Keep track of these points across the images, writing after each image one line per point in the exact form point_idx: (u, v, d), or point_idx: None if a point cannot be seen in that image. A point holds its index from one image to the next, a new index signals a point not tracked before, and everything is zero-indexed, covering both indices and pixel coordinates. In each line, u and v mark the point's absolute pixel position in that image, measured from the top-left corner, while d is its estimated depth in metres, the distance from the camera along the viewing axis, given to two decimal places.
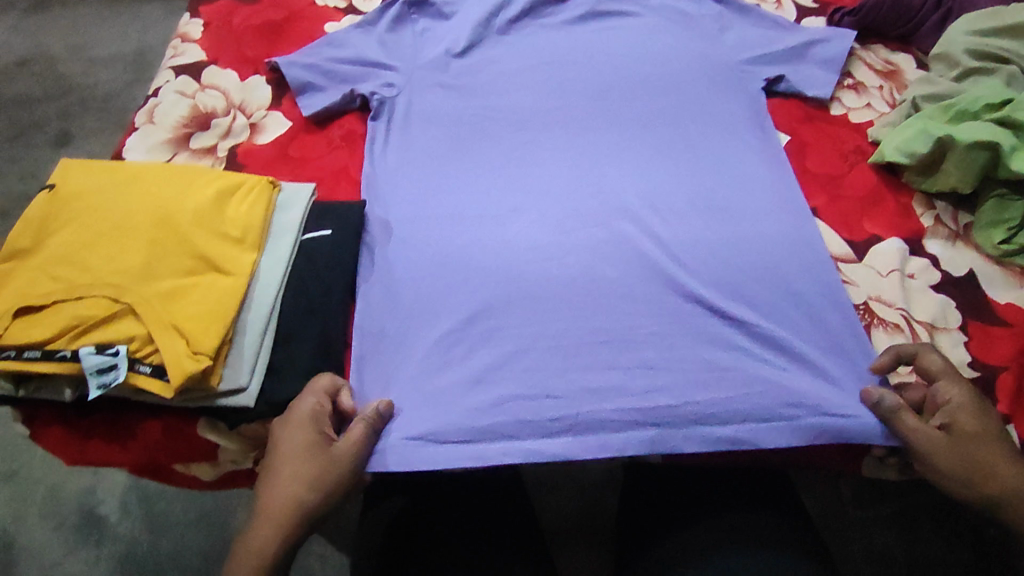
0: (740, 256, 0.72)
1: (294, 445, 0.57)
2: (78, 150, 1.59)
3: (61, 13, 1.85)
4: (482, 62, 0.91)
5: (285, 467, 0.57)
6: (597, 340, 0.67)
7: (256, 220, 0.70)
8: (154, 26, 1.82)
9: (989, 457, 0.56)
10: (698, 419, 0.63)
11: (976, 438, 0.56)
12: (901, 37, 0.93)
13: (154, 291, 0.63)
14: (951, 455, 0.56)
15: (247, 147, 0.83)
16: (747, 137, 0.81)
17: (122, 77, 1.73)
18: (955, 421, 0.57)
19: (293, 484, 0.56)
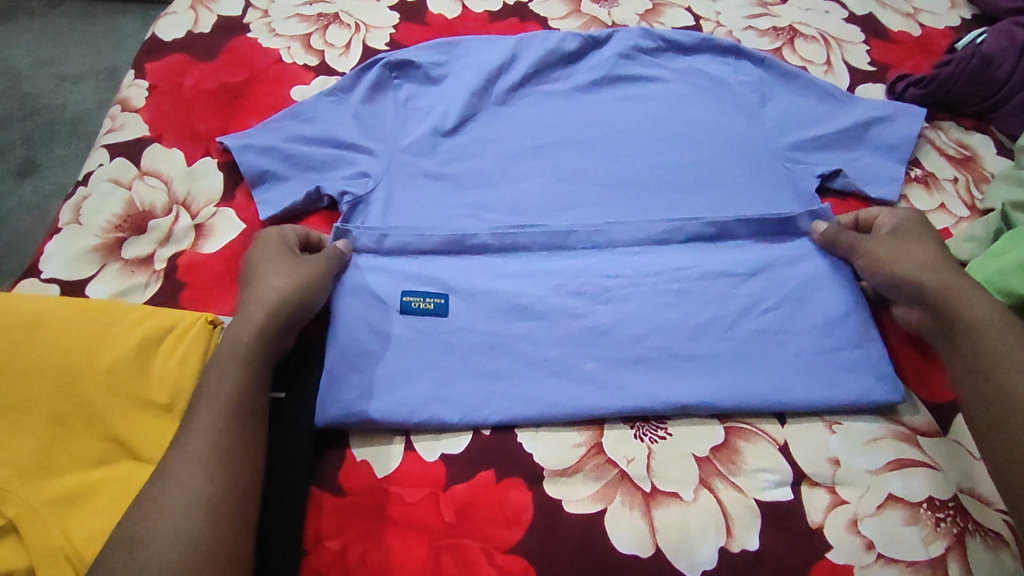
0: (794, 446, 0.58)
1: (256, 285, 0.59)
2: (45, 184, 1.17)
3: (25, 18, 1.36)
4: (478, 141, 0.75)
5: (247, 318, 0.57)
6: (614, 559, 0.53)
7: (190, 380, 0.56)
8: (131, 36, 1.36)
9: (918, 244, 0.62)
10: (651, 262, 0.67)
11: (932, 245, 0.62)
12: (978, 114, 0.78)
13: (46, 496, 0.49)
14: (899, 251, 0.62)
15: (190, 259, 0.69)
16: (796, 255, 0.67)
17: (95, 97, 1.28)
18: (908, 229, 0.64)
19: (250, 330, 0.56)
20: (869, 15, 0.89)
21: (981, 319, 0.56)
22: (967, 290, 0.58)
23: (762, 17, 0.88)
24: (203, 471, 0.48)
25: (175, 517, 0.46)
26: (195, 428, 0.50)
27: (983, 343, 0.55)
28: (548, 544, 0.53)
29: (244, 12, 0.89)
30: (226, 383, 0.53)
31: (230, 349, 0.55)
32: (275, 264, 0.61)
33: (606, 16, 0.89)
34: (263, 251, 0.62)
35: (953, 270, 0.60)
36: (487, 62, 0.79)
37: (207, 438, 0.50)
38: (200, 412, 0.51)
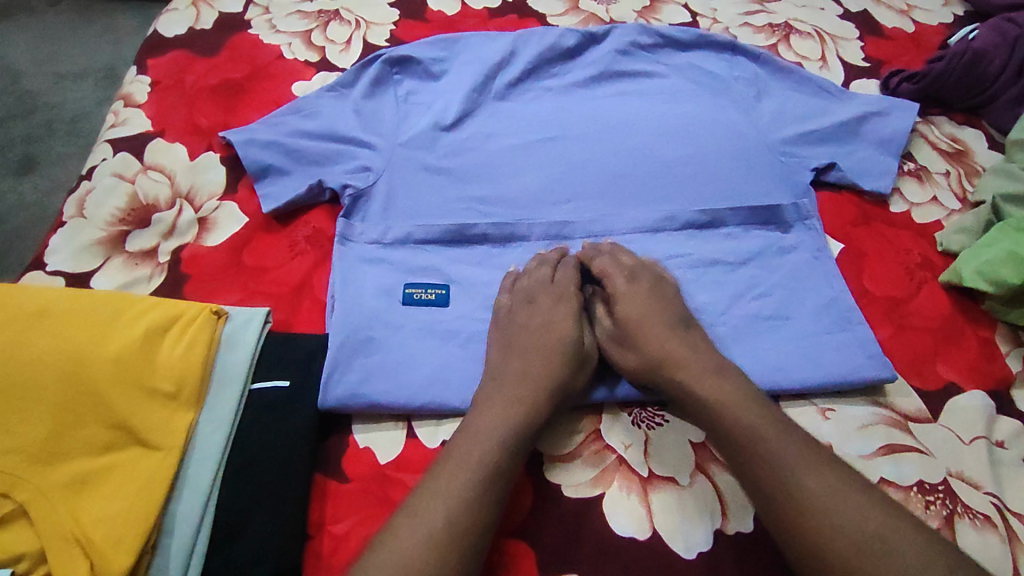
0: None
1: (514, 363, 0.59)
2: (45, 181, 1.18)
3: (25, 15, 1.37)
4: (478, 136, 0.76)
5: (503, 393, 0.57)
6: (613, 543, 0.54)
7: (194, 369, 0.57)
8: (129, 35, 1.37)
9: (643, 333, 0.60)
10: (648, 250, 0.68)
11: (653, 307, 0.61)
12: (970, 108, 0.80)
13: (56, 482, 0.51)
14: (625, 347, 0.61)
15: (194, 250, 0.70)
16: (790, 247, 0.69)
17: (94, 95, 1.29)
18: (627, 305, 0.62)
19: (512, 417, 0.55)
20: (863, 11, 0.90)
21: (707, 370, 0.56)
22: (683, 353, 0.58)
23: (757, 13, 0.89)
24: (430, 548, 0.48)
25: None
26: (436, 492, 0.51)
27: (718, 420, 0.53)
28: (549, 527, 0.54)
29: (246, 8, 0.90)
30: (485, 454, 0.53)
31: (495, 423, 0.55)
32: (523, 343, 0.61)
33: (604, 13, 0.90)
34: (541, 314, 0.63)
35: (664, 370, 0.58)
36: (486, 58, 0.80)
37: (447, 508, 0.50)
38: (452, 475, 0.52)
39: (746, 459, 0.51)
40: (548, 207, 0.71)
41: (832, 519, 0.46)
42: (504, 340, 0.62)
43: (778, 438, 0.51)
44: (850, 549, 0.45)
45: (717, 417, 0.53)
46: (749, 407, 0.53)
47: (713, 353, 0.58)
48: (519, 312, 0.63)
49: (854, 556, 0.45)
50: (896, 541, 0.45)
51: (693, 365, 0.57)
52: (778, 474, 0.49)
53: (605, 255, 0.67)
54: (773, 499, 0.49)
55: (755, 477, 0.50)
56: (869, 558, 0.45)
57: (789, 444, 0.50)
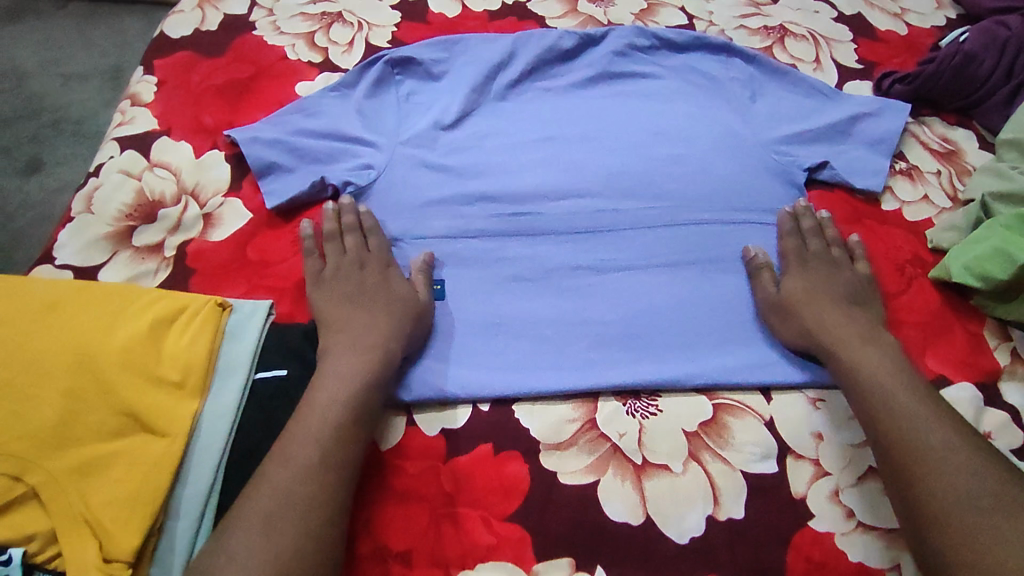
0: (779, 422, 0.61)
1: (356, 328, 0.61)
2: (51, 181, 1.19)
3: (33, 18, 1.39)
4: (478, 135, 0.77)
5: (350, 351, 0.59)
6: (606, 530, 0.55)
7: (199, 358, 0.58)
8: (135, 38, 1.38)
9: (823, 296, 0.64)
10: (644, 248, 0.70)
11: (822, 288, 0.65)
12: (961, 110, 0.81)
13: (66, 466, 0.52)
14: (804, 299, 0.64)
15: (199, 245, 0.71)
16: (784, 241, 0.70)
17: (99, 96, 1.30)
18: (796, 280, 0.66)
19: (352, 375, 0.57)
20: (857, 14, 0.91)
21: (854, 341, 0.60)
22: (835, 324, 0.62)
23: (753, 16, 0.91)
24: (308, 486, 0.51)
25: (289, 519, 0.49)
26: (299, 434, 0.53)
27: (864, 386, 0.57)
28: (543, 514, 0.56)
29: (250, 10, 0.91)
30: (341, 395, 0.56)
31: (347, 367, 0.57)
32: (361, 300, 0.64)
33: (602, 15, 0.92)
34: (385, 280, 0.66)
35: (854, 330, 0.61)
36: (486, 59, 0.81)
37: (312, 448, 0.53)
38: (313, 419, 0.54)
39: (871, 416, 0.56)
40: (545, 205, 0.72)
41: (949, 487, 0.50)
42: (343, 298, 0.64)
43: (903, 398, 0.55)
44: (959, 505, 0.50)
45: (851, 377, 0.58)
46: (898, 380, 0.57)
47: (872, 326, 0.62)
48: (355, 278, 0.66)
49: (960, 509, 0.49)
50: (1008, 502, 0.49)
51: (841, 337, 0.61)
52: (900, 431, 0.54)
53: (813, 221, 0.70)
54: (891, 453, 0.54)
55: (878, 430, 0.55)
56: (971, 513, 0.49)
57: (920, 413, 0.54)
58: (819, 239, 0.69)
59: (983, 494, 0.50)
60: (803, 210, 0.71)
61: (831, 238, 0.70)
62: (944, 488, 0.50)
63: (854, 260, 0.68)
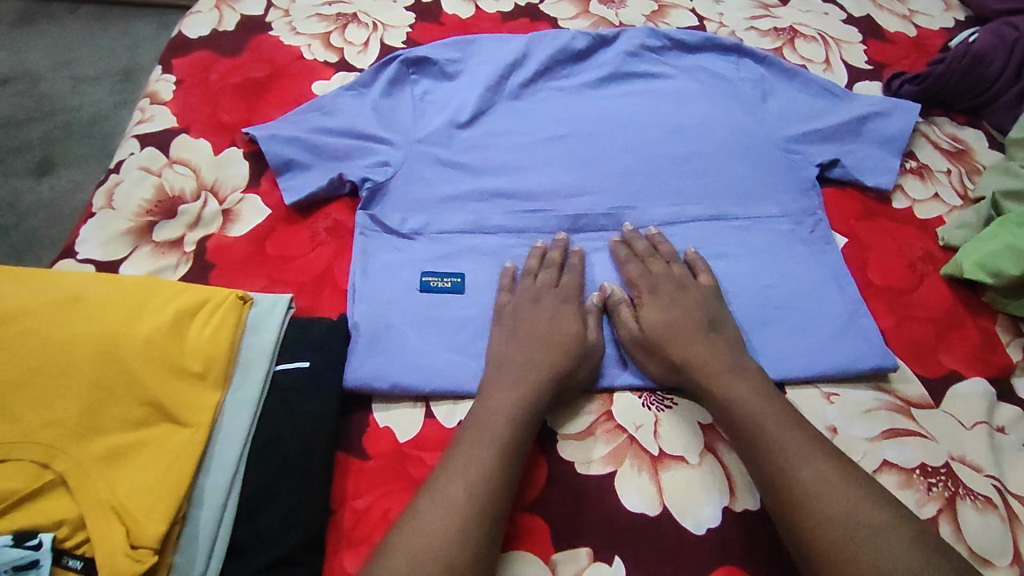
0: None
1: (518, 352, 0.61)
2: (63, 181, 1.20)
3: (46, 21, 1.41)
4: (492, 134, 0.78)
5: (508, 377, 0.58)
6: (623, 519, 0.56)
7: (221, 350, 0.59)
8: (145, 41, 1.40)
9: (674, 320, 0.62)
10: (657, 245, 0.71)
11: (678, 316, 0.63)
12: (970, 110, 0.82)
13: (91, 454, 0.53)
14: (661, 330, 0.62)
15: (218, 241, 0.72)
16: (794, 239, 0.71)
17: (110, 98, 1.32)
18: (653, 314, 0.63)
19: (517, 398, 0.57)
20: (866, 16, 0.92)
21: (719, 370, 0.59)
22: (702, 356, 0.60)
23: (763, 18, 0.92)
24: (461, 520, 0.49)
25: (439, 552, 0.47)
26: (453, 468, 0.52)
27: (744, 426, 0.55)
28: (561, 504, 0.56)
29: (266, 11, 0.93)
30: (495, 431, 0.54)
31: (503, 403, 0.56)
32: (529, 335, 0.62)
33: (614, 17, 0.93)
34: (540, 307, 0.64)
35: (715, 361, 0.59)
36: (500, 59, 0.82)
37: (464, 481, 0.51)
38: (470, 454, 0.52)
39: (753, 451, 0.54)
40: (559, 203, 0.73)
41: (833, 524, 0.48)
42: (509, 331, 0.63)
43: (778, 433, 0.54)
44: (842, 537, 0.48)
45: (729, 411, 0.57)
46: (778, 420, 0.55)
47: (735, 356, 0.60)
48: (525, 311, 0.64)
49: (843, 541, 0.47)
50: (890, 532, 0.47)
51: (710, 370, 0.59)
52: (780, 468, 0.52)
53: (647, 243, 0.70)
54: (774, 489, 0.52)
55: (761, 466, 0.53)
56: (857, 544, 0.47)
57: (793, 449, 0.52)
58: (657, 259, 0.68)
59: (864, 524, 0.48)
60: (633, 234, 0.70)
61: (666, 255, 0.69)
62: (828, 519, 0.48)
63: (697, 275, 0.67)
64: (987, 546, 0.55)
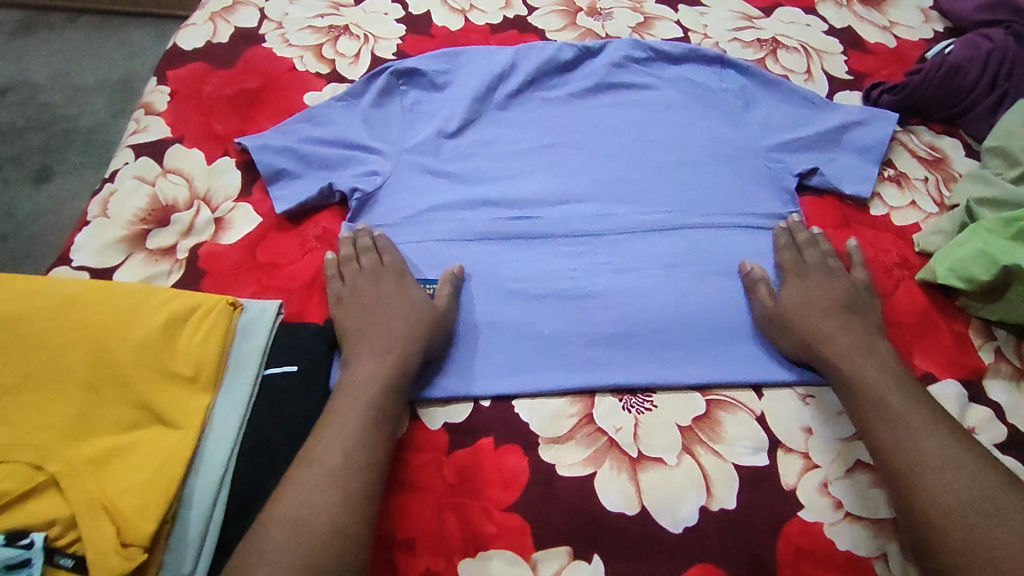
0: (771, 417, 0.63)
1: (378, 327, 0.64)
2: (61, 190, 1.22)
3: (44, 31, 1.43)
4: (480, 143, 0.80)
5: (374, 349, 0.62)
6: (601, 519, 0.57)
7: (211, 355, 0.60)
8: (142, 51, 1.42)
9: (817, 296, 0.66)
10: (640, 251, 0.72)
11: (817, 298, 0.66)
12: (947, 119, 0.84)
13: (83, 456, 0.54)
14: (803, 312, 0.65)
15: (211, 248, 0.74)
16: (780, 246, 0.71)
17: (108, 108, 1.33)
18: (792, 296, 0.67)
19: (382, 367, 0.60)
20: (847, 28, 0.94)
21: (851, 347, 0.62)
22: (835, 333, 0.63)
23: (746, 29, 0.94)
24: (336, 484, 0.53)
25: (315, 514, 0.51)
26: (327, 436, 0.55)
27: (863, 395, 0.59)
28: (542, 504, 0.58)
29: (260, 23, 0.95)
30: (367, 397, 0.58)
31: (365, 372, 0.60)
32: (373, 307, 0.65)
33: (600, 29, 0.95)
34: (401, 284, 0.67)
35: (845, 338, 0.62)
36: (488, 71, 0.84)
37: (339, 447, 0.55)
38: (343, 422, 0.56)
39: (872, 426, 0.57)
40: (543, 210, 0.75)
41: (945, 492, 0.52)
42: (363, 310, 0.66)
43: (901, 404, 0.57)
44: (960, 507, 0.51)
45: (850, 387, 0.60)
46: (900, 392, 0.58)
47: (868, 336, 0.63)
48: (368, 289, 0.67)
49: (961, 512, 0.51)
50: (1008, 508, 0.51)
51: (838, 348, 0.62)
52: (900, 437, 0.55)
53: (808, 232, 0.72)
54: (893, 462, 0.55)
55: (877, 443, 0.57)
56: (973, 513, 0.51)
57: (914, 419, 0.56)
58: (814, 248, 0.70)
59: (985, 497, 0.51)
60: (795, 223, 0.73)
61: (825, 249, 0.71)
62: (946, 491, 0.52)
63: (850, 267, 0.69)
64: None
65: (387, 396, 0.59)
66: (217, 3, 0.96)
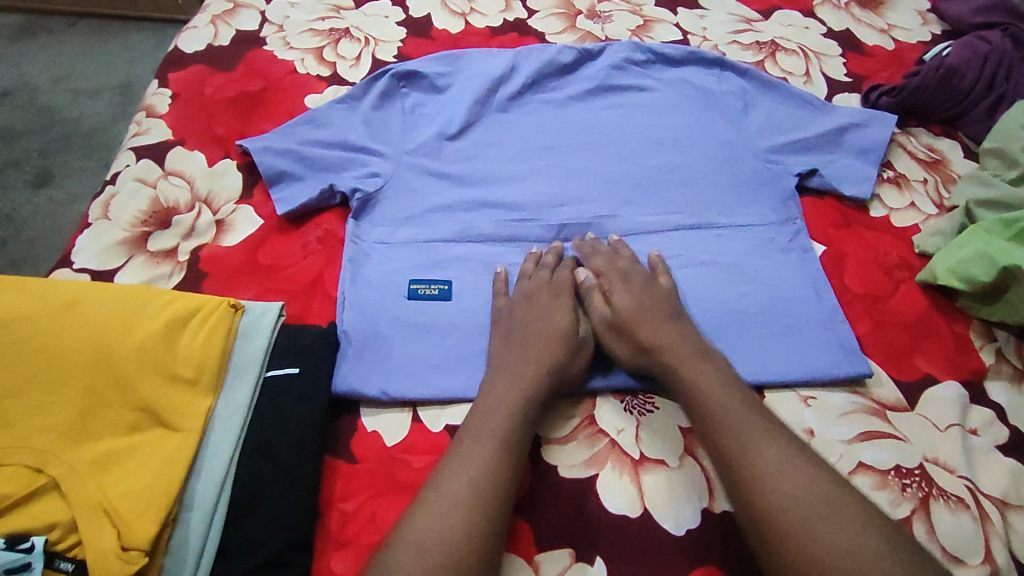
0: None
1: (515, 343, 0.64)
2: (62, 193, 1.22)
3: (44, 35, 1.43)
4: (480, 145, 0.80)
5: (512, 370, 0.61)
6: (602, 521, 0.57)
7: (212, 357, 0.60)
8: (142, 55, 1.42)
9: (619, 300, 0.67)
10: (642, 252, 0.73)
11: (647, 302, 0.65)
12: (946, 121, 0.84)
13: (84, 459, 0.54)
14: (630, 318, 0.65)
15: (212, 250, 0.74)
16: (587, 255, 0.72)
17: (108, 111, 1.34)
18: (627, 300, 0.66)
19: (517, 389, 0.59)
20: (846, 30, 0.95)
21: (690, 358, 0.61)
22: (668, 340, 0.62)
23: (745, 32, 0.94)
24: (462, 502, 0.51)
25: (447, 542, 0.49)
26: (458, 458, 0.54)
27: (705, 408, 0.57)
28: (544, 506, 0.58)
29: (260, 26, 0.95)
30: (497, 422, 0.57)
31: (502, 400, 0.59)
32: (528, 323, 0.66)
33: (600, 31, 0.95)
34: (535, 295, 0.68)
35: (683, 350, 0.61)
36: (488, 73, 0.84)
37: (466, 475, 0.53)
38: (472, 445, 0.55)
39: (715, 435, 0.56)
40: (543, 212, 0.75)
41: (783, 502, 0.50)
42: (505, 331, 0.65)
43: (739, 417, 0.56)
44: (800, 516, 0.49)
45: (690, 399, 0.59)
46: (739, 403, 0.57)
47: (680, 345, 0.62)
48: (517, 306, 0.67)
49: (802, 519, 0.49)
50: (843, 513, 0.49)
51: (676, 356, 0.61)
52: (734, 452, 0.54)
53: (608, 246, 0.72)
54: (738, 472, 0.53)
55: (721, 457, 0.55)
56: (815, 522, 0.49)
57: (750, 431, 0.55)
58: (620, 255, 0.71)
59: (820, 508, 0.49)
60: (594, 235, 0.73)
61: (631, 253, 0.71)
62: (786, 498, 0.50)
63: (657, 274, 0.69)
64: (959, 546, 0.56)
65: (517, 420, 0.57)
66: (218, 6, 0.97)
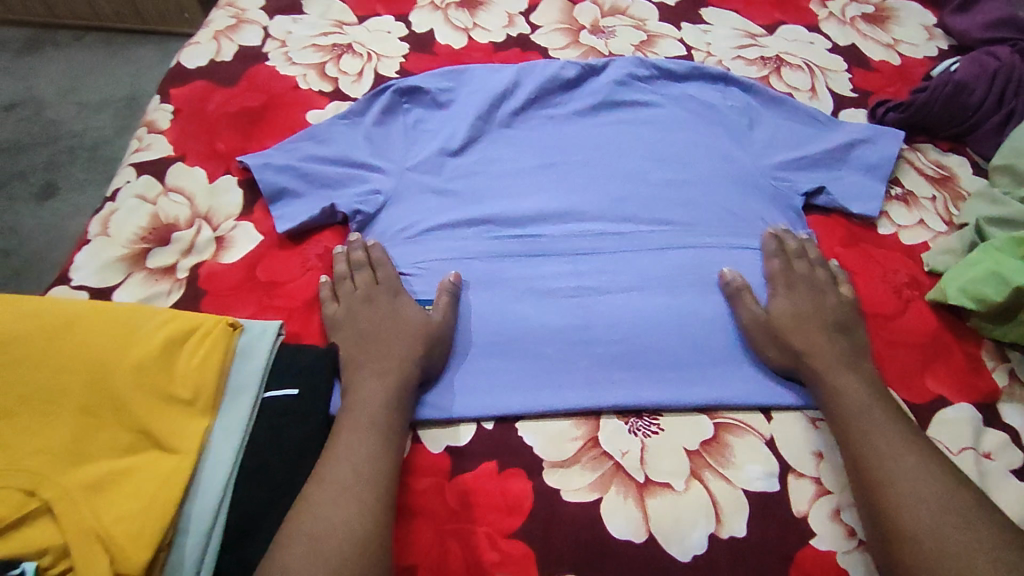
0: (780, 442, 0.62)
1: (376, 349, 0.64)
2: (66, 206, 1.22)
3: (50, 48, 1.43)
4: (483, 162, 0.80)
5: (376, 367, 0.62)
6: (607, 547, 0.56)
7: (210, 378, 0.60)
8: (147, 67, 1.42)
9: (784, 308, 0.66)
10: (646, 270, 0.72)
11: (809, 312, 0.66)
12: (955, 136, 0.83)
13: (79, 483, 0.53)
14: (795, 327, 0.65)
15: (211, 268, 0.73)
16: (769, 253, 0.71)
17: (112, 123, 1.34)
18: (785, 309, 0.66)
19: (390, 382, 0.61)
20: (851, 46, 0.94)
21: (835, 362, 0.62)
22: (820, 349, 0.63)
23: (750, 47, 0.94)
24: (350, 498, 0.54)
25: (337, 534, 0.52)
26: (336, 453, 0.56)
27: (844, 413, 0.59)
28: (546, 531, 0.56)
29: (263, 41, 0.94)
30: (375, 417, 0.58)
31: (375, 394, 0.60)
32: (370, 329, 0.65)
33: (604, 47, 0.95)
34: (396, 305, 0.67)
35: (830, 354, 0.63)
36: (491, 89, 0.84)
37: (348, 464, 0.55)
38: (349, 439, 0.57)
39: (848, 440, 0.58)
40: (547, 228, 0.74)
41: (914, 507, 0.53)
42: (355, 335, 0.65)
43: (885, 422, 0.58)
44: (932, 524, 0.52)
45: (835, 402, 0.60)
46: (879, 410, 0.59)
47: (848, 357, 0.63)
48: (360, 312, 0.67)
49: (930, 521, 0.52)
50: (977, 521, 0.52)
51: (826, 362, 0.62)
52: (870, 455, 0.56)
53: (796, 241, 0.72)
54: (868, 476, 0.56)
55: (854, 459, 0.57)
56: (944, 527, 0.51)
57: (891, 435, 0.57)
58: (804, 260, 0.70)
59: (956, 514, 0.52)
60: (783, 232, 0.72)
61: (814, 259, 0.70)
62: (914, 505, 0.53)
63: (837, 283, 0.69)
64: None
65: (391, 413, 0.59)
66: (221, 22, 0.96)
